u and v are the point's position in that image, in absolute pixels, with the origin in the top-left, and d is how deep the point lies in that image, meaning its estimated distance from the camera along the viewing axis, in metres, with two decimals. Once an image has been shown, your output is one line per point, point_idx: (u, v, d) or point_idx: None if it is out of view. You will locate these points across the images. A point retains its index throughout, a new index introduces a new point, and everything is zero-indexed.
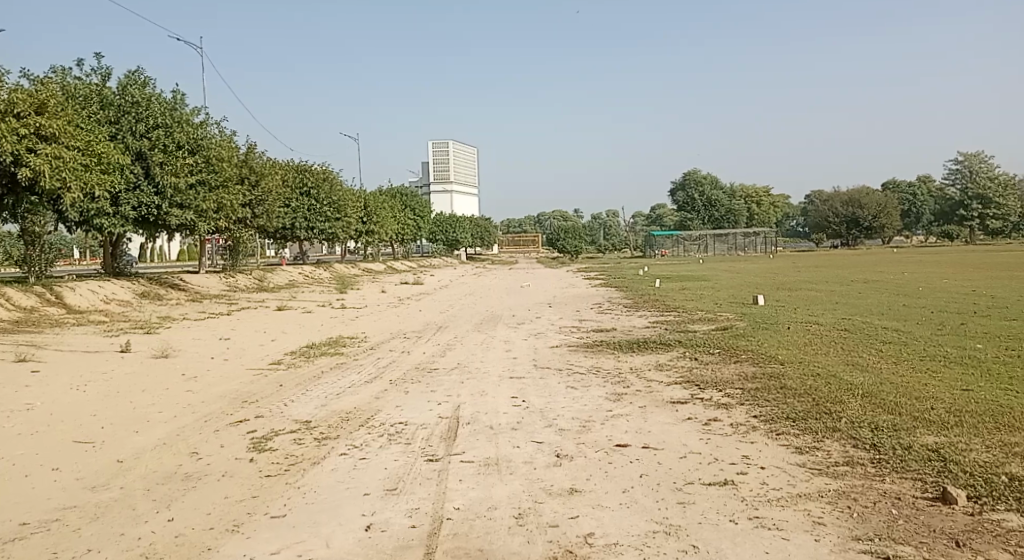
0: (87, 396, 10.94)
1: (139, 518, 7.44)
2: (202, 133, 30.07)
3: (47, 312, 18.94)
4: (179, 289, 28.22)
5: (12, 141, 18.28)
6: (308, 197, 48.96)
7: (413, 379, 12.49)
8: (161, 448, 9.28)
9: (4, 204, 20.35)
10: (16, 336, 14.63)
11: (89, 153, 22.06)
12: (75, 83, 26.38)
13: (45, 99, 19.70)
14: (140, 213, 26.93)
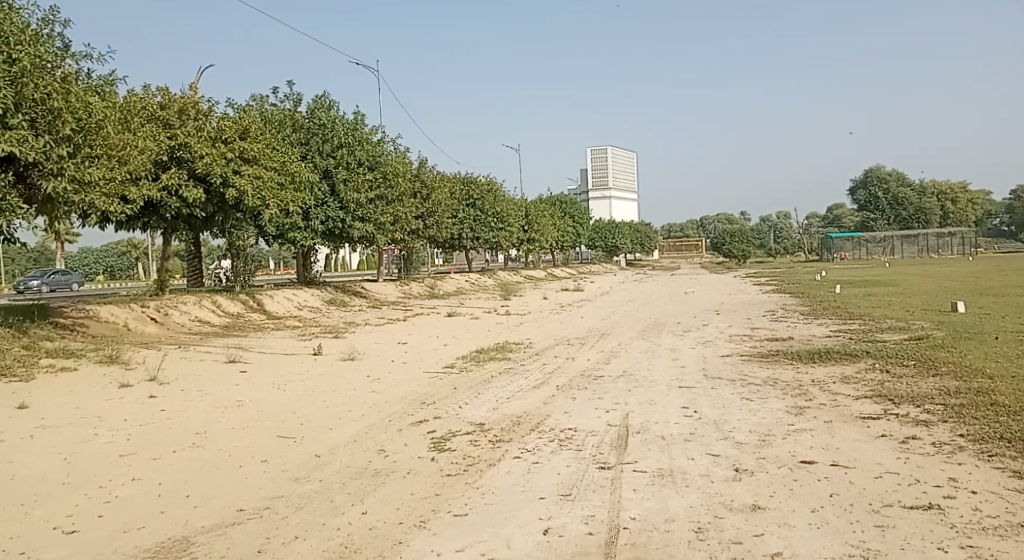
0: (287, 394, 12.00)
1: (337, 509, 8.03)
2: (380, 150, 32.00)
3: (250, 317, 21.00)
4: (360, 297, 30.23)
5: (221, 164, 20.50)
6: (473, 207, 50.68)
7: (580, 386, 12.52)
8: (351, 445, 9.96)
9: (215, 224, 22.19)
10: (226, 338, 16.33)
11: (284, 172, 24.19)
12: (271, 110, 29.11)
13: (247, 125, 21.98)
14: (327, 226, 29.31)
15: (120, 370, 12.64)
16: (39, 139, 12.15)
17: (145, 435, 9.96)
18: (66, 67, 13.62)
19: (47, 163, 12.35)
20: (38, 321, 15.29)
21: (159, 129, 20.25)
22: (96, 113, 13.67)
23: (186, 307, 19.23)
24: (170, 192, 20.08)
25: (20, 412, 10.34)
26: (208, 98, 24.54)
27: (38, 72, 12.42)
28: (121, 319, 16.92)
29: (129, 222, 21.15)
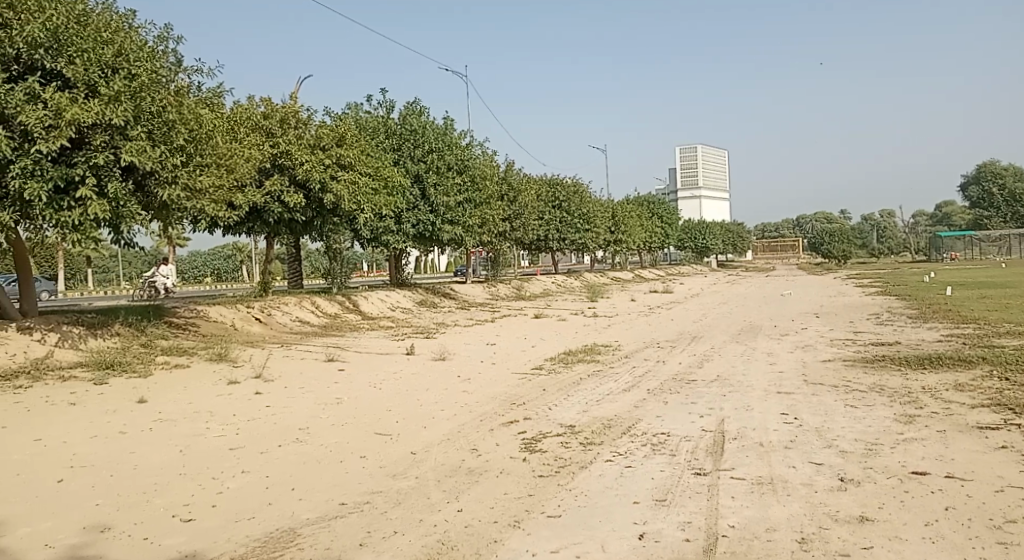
0: (382, 392, 12.35)
1: (433, 506, 8.19)
2: (469, 154, 32.50)
3: (346, 318, 21.75)
4: (450, 298, 30.76)
5: (320, 170, 21.36)
6: (560, 209, 50.70)
7: (673, 390, 12.32)
8: (445, 444, 10.15)
9: (314, 228, 23.09)
10: (324, 338, 16.98)
11: (378, 177, 24.93)
12: (365, 117, 30.08)
13: (343, 133, 22.80)
14: (418, 230, 30.00)
15: (229, 367, 13.36)
16: (157, 148, 12.96)
17: (251, 429, 10.47)
18: (180, 81, 14.49)
19: (162, 172, 13.15)
20: (154, 321, 16.35)
21: (263, 138, 21.24)
22: (206, 125, 14.47)
23: (287, 307, 20.10)
24: (273, 198, 21.07)
25: (140, 405, 11.07)
26: (306, 108, 25.57)
27: (155, 86, 13.26)
28: (229, 319, 17.87)
29: (235, 227, 22.30)
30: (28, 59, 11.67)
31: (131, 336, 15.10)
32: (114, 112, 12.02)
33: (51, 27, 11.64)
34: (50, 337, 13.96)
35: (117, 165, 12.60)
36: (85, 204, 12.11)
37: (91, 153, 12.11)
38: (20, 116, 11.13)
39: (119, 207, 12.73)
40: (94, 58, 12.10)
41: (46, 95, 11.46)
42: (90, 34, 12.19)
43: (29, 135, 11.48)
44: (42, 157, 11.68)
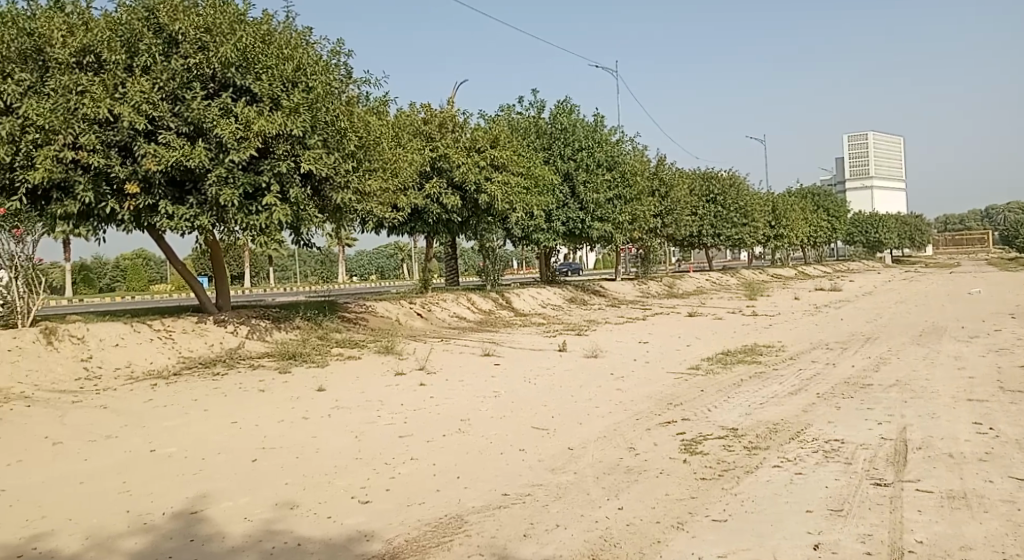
0: (538, 388, 12.54)
1: (594, 502, 8.21)
2: (619, 150, 32.29)
3: (500, 314, 22.35)
4: (600, 296, 30.70)
5: (475, 172, 22.09)
6: (714, 204, 49.09)
7: (844, 394, 11.57)
8: (602, 441, 10.14)
9: (469, 227, 23.90)
10: (480, 333, 17.54)
11: (530, 176, 25.37)
12: (517, 118, 30.70)
13: (497, 134, 23.42)
14: (568, 227, 30.20)
15: (395, 359, 14.13)
16: (331, 155, 13.98)
17: (417, 419, 11.01)
18: (350, 91, 15.50)
19: (336, 177, 14.14)
20: (328, 315, 17.64)
21: (423, 143, 22.27)
22: (373, 131, 15.40)
23: (445, 303, 20.95)
24: (432, 199, 22.05)
25: (318, 393, 11.97)
26: (462, 111, 26.50)
27: (329, 97, 14.31)
28: (393, 314, 18.91)
29: (397, 227, 23.53)
30: (222, 77, 12.91)
31: (308, 330, 16.37)
32: (294, 122, 13.08)
33: (241, 47, 12.82)
34: (241, 328, 15.53)
35: (297, 172, 13.67)
36: (270, 209, 13.31)
37: (274, 161, 13.23)
38: (217, 129, 12.34)
39: (299, 211, 13.85)
40: (276, 74, 13.22)
41: (237, 109, 12.64)
42: (273, 52, 13.32)
43: (223, 146, 12.70)
44: (234, 166, 12.89)
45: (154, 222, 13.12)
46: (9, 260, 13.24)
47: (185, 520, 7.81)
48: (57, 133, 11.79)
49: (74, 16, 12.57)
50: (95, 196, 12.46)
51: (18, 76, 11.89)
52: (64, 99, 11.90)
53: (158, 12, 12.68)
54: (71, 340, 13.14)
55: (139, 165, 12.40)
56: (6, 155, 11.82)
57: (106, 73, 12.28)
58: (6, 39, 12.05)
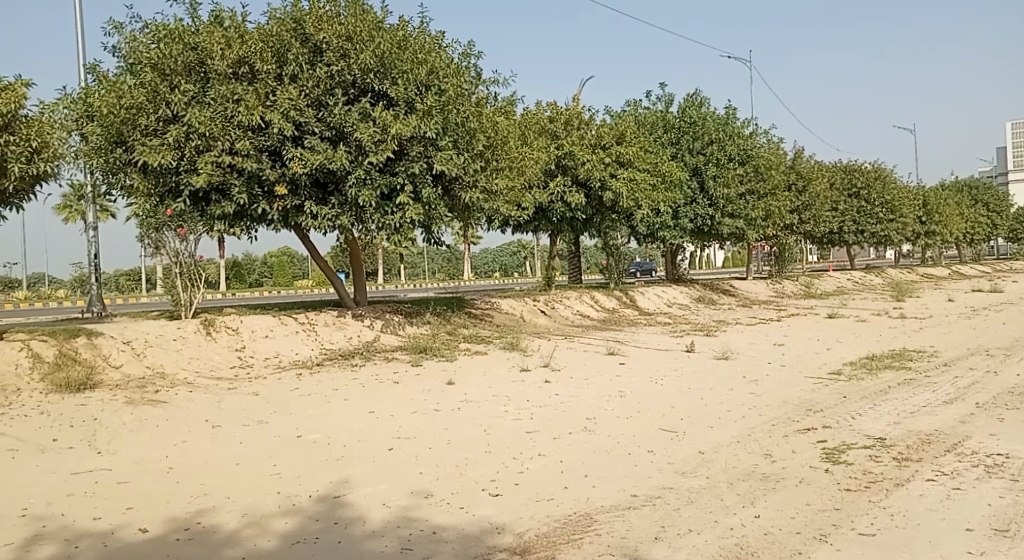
0: (667, 388, 12.29)
1: (728, 509, 7.93)
2: (752, 144, 31.10)
3: (625, 312, 22.14)
4: (729, 295, 29.76)
5: (601, 169, 21.99)
6: (856, 199, 46.16)
7: (1009, 405, 10.57)
8: (736, 446, 9.79)
9: (593, 225, 23.86)
10: (605, 332, 17.43)
11: (656, 173, 24.94)
12: (645, 113, 30.25)
13: (623, 131, 23.17)
14: (696, 224, 29.46)
15: (521, 356, 14.30)
16: (461, 155, 14.34)
17: (544, 415, 11.07)
18: (480, 92, 15.85)
19: (466, 176, 14.48)
20: (456, 311, 18.14)
21: (549, 141, 22.42)
22: (501, 131, 15.67)
23: (569, 301, 21.01)
24: (558, 197, 22.14)
25: (448, 387, 12.31)
26: (588, 108, 26.48)
27: (460, 99, 14.68)
28: (519, 311, 19.17)
29: (522, 225, 23.82)
30: (362, 83, 13.53)
31: (438, 325, 16.90)
32: (427, 124, 13.53)
33: (379, 54, 13.40)
34: (376, 322, 16.25)
35: (429, 172, 14.12)
36: (404, 209, 13.83)
37: (409, 162, 13.75)
38: (357, 133, 12.96)
39: (430, 210, 14.31)
40: (411, 78, 13.69)
41: (375, 113, 13.20)
42: (408, 57, 13.80)
43: (362, 149, 13.31)
44: (372, 168, 13.49)
45: (300, 221, 13.92)
46: (174, 256, 14.47)
47: (329, 503, 8.24)
48: (216, 139, 12.77)
49: (231, 30, 13.46)
50: (248, 197, 13.37)
51: (184, 87, 12.93)
52: (223, 108, 12.85)
53: (304, 23, 13.44)
54: (227, 330, 14.22)
55: (287, 167, 13.23)
56: (173, 159, 12.88)
57: (258, 82, 13.15)
58: (174, 53, 13.08)
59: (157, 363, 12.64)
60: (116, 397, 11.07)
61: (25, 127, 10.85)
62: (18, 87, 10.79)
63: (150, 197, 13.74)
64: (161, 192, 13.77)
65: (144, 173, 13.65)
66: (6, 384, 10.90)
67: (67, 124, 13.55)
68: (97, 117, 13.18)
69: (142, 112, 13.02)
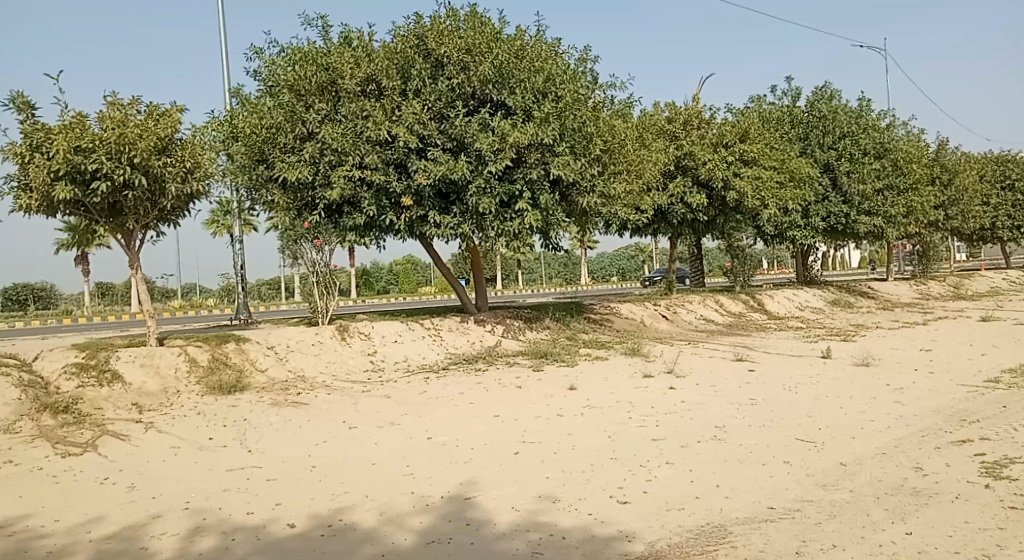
0: (801, 396, 11.75)
1: (875, 524, 7.46)
2: (888, 136, 29.30)
3: (752, 316, 21.40)
4: (866, 297, 28.12)
5: (723, 168, 21.39)
6: (1012, 191, 42.38)
7: None
8: (880, 458, 9.20)
9: (715, 227, 23.34)
10: (732, 337, 16.91)
11: (784, 170, 23.98)
12: (770, 108, 29.20)
13: (747, 128, 22.46)
14: (829, 223, 28.07)
15: (643, 361, 14.11)
16: (578, 160, 14.35)
17: (671, 423, 10.86)
18: (597, 96, 15.86)
19: (583, 182, 14.48)
20: (577, 316, 18.16)
21: (668, 141, 22.08)
22: (618, 134, 15.61)
23: (691, 306, 20.57)
24: (678, 199, 21.79)
25: (571, 392, 12.32)
26: (709, 107, 25.88)
27: (577, 104, 14.71)
28: (640, 316, 18.98)
29: (642, 228, 23.61)
30: (482, 94, 13.83)
31: (559, 330, 16.99)
32: (545, 131, 13.62)
33: (498, 64, 13.64)
34: (497, 328, 16.54)
35: (547, 178, 14.23)
36: (523, 215, 14.01)
37: (527, 169, 13.91)
38: (477, 143, 13.22)
39: (549, 216, 14.40)
40: (528, 86, 13.85)
41: (494, 123, 13.44)
42: (526, 66, 13.95)
43: (482, 158, 13.58)
44: (491, 177, 13.73)
45: (424, 230, 14.37)
46: (311, 266, 15.27)
47: (460, 504, 8.43)
48: (347, 154, 13.42)
49: (359, 50, 14.08)
50: (377, 209, 13.95)
51: (317, 106, 13.66)
52: (353, 124, 13.48)
53: (427, 39, 13.87)
54: (359, 335, 14.88)
55: (412, 179, 13.70)
56: (308, 175, 13.66)
57: (385, 98, 13.71)
58: (309, 75, 13.84)
59: (297, 366, 13.41)
60: (263, 398, 11.85)
61: (180, 149, 11.80)
62: (173, 112, 11.74)
63: (289, 211, 14.61)
64: (298, 206, 14.61)
65: (284, 189, 14.54)
66: (168, 386, 11.93)
67: (216, 145, 14.63)
68: (242, 138, 14.19)
69: (280, 132, 13.89)
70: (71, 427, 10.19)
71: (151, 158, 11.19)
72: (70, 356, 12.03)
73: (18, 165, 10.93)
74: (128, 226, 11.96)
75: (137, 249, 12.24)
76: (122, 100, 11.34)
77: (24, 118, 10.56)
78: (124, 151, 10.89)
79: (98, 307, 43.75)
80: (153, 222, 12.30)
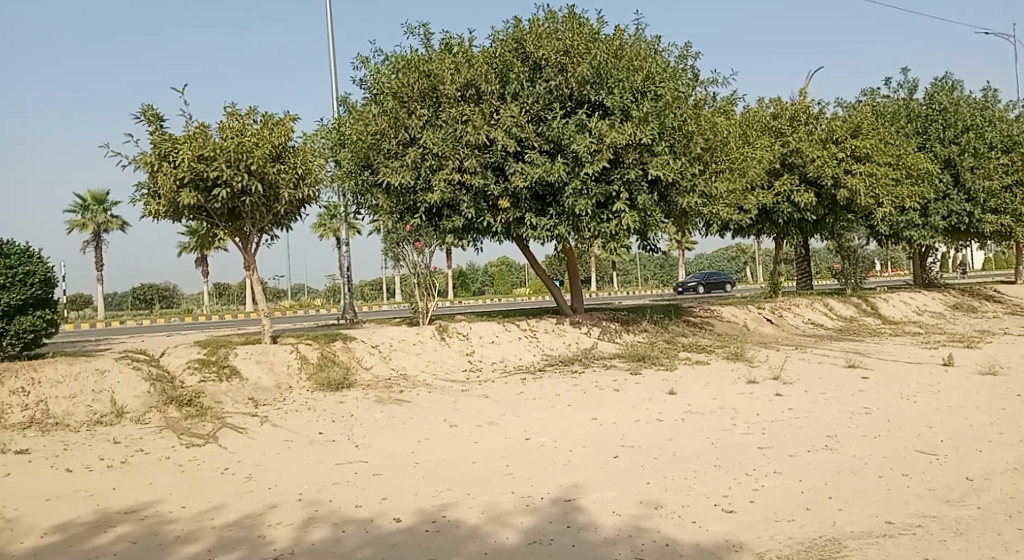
0: (920, 406, 11.08)
1: (1009, 545, 6.91)
2: (1018, 129, 27.32)
3: (865, 321, 20.38)
4: (994, 302, 26.25)
5: (833, 165, 20.50)
6: None
7: None
8: (1012, 475, 8.54)
9: (825, 226, 22.54)
10: (842, 342, 16.16)
11: (900, 166, 22.76)
12: (884, 102, 27.79)
13: (859, 123, 21.46)
14: (950, 222, 26.41)
15: (747, 366, 13.69)
16: (678, 160, 14.09)
17: (778, 431, 10.47)
18: (698, 94, 15.57)
19: (683, 181, 14.21)
20: (676, 319, 17.83)
21: (773, 139, 21.37)
22: (721, 132, 15.29)
23: (798, 309, 19.83)
24: (784, 198, 21.07)
25: (672, 397, 12.09)
26: (818, 102, 24.92)
27: (677, 103, 14.45)
28: (742, 319, 18.46)
29: (745, 228, 22.99)
30: (580, 95, 13.80)
31: (657, 333, 16.74)
32: (643, 131, 13.44)
33: (596, 65, 13.58)
34: (594, 330, 16.46)
35: (645, 179, 14.05)
36: (620, 217, 13.88)
37: (624, 170, 13.78)
38: (574, 144, 13.19)
39: (647, 217, 14.20)
40: (627, 86, 13.71)
41: (591, 124, 13.37)
42: (624, 65, 13.83)
43: (579, 160, 13.53)
44: (588, 178, 13.67)
45: (521, 232, 14.48)
46: (413, 267, 15.75)
47: (561, 506, 8.41)
48: (447, 158, 13.68)
49: (459, 56, 14.33)
50: (475, 211, 14.15)
51: (419, 112, 14.01)
52: (453, 129, 13.74)
53: (525, 42, 13.98)
54: (458, 336, 15.13)
55: (510, 182, 13.81)
56: (409, 179, 14.02)
57: (484, 102, 13.90)
58: (411, 82, 14.20)
59: (399, 365, 13.79)
60: (368, 395, 12.25)
61: (293, 157, 12.34)
62: (286, 121, 12.31)
63: (392, 214, 15.06)
64: (401, 210, 15.04)
65: (387, 193, 14.99)
66: (280, 382, 12.52)
67: (325, 152, 15.25)
68: (349, 144, 14.74)
69: (384, 138, 14.36)
70: (194, 419, 10.87)
71: (266, 165, 11.79)
72: (193, 352, 12.83)
73: (149, 174, 11.75)
74: (245, 230, 12.64)
75: (252, 251, 12.92)
76: (240, 110, 11.98)
77: (154, 130, 11.34)
78: (242, 159, 11.52)
79: (215, 306, 46.55)
80: (268, 227, 12.94)
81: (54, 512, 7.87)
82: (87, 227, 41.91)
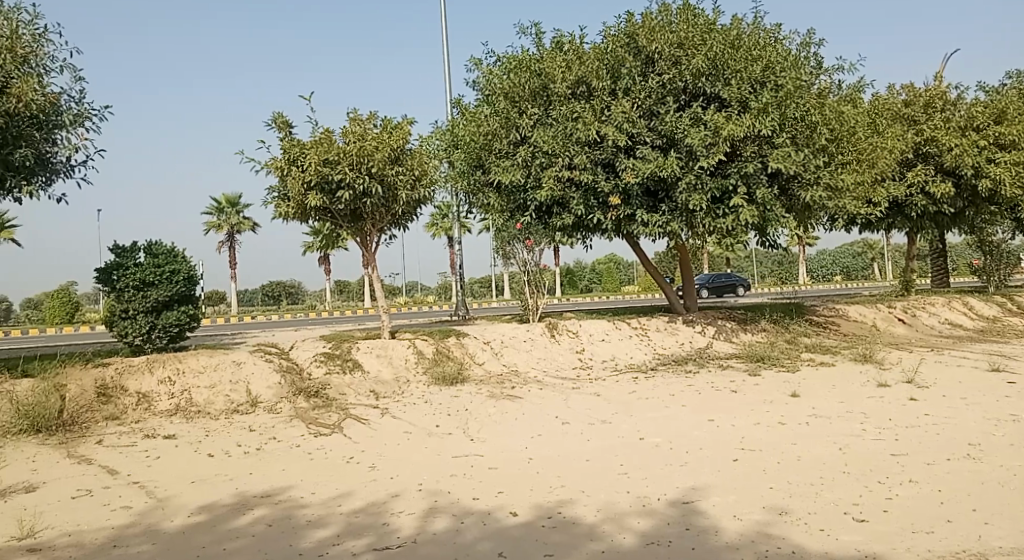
0: None
1: None
2: None
3: (1010, 321, 18.85)
4: None
5: (973, 154, 19.17)
6: None
7: None
8: None
9: (964, 219, 21.19)
10: (984, 344, 15.02)
11: None
12: None
13: (1004, 107, 19.98)
14: None
15: (877, 369, 12.97)
16: (800, 151, 13.54)
17: (912, 437, 9.84)
18: (822, 82, 14.96)
19: (805, 174, 13.66)
20: (796, 318, 17.14)
21: (905, 127, 20.18)
22: (848, 122, 14.66)
23: (934, 308, 18.60)
24: (917, 189, 19.86)
25: (794, 399, 11.63)
26: (955, 87, 23.38)
27: (798, 92, 13.91)
28: (870, 319, 17.54)
29: (873, 223, 21.88)
30: (694, 88, 13.51)
31: (776, 332, 16.16)
32: (762, 122, 12.99)
33: (712, 56, 13.24)
34: (709, 329, 16.08)
35: (764, 172, 13.58)
36: (737, 211, 13.48)
37: (742, 163, 13.37)
38: (688, 138, 12.90)
39: (766, 212, 13.73)
40: (745, 76, 13.29)
41: (707, 116, 13.05)
42: (742, 55, 13.41)
43: (693, 154, 13.25)
44: (703, 172, 13.34)
45: (632, 229, 14.35)
46: (523, 265, 16.16)
47: (679, 508, 8.22)
48: (558, 156, 13.72)
49: (570, 53, 14.33)
50: (585, 208, 14.12)
51: (530, 111, 14.13)
52: (563, 126, 13.76)
53: (637, 36, 13.81)
54: (569, 333, 15.17)
55: (620, 178, 13.68)
56: (520, 177, 14.18)
57: (595, 98, 13.85)
58: (522, 81, 14.35)
59: (511, 361, 13.97)
60: (481, 391, 12.48)
61: (410, 159, 12.74)
62: (404, 124, 12.73)
63: (504, 213, 15.31)
64: (512, 208, 15.26)
65: (499, 192, 15.24)
66: (399, 375, 12.97)
67: (439, 153, 15.69)
68: (462, 145, 15.11)
69: (496, 138, 14.61)
70: (320, 409, 11.44)
71: (385, 167, 12.24)
72: (319, 346, 13.50)
73: (279, 177, 12.47)
74: (365, 230, 13.19)
75: (372, 250, 13.46)
76: (362, 115, 12.48)
77: (284, 137, 12.00)
78: (363, 162, 12.01)
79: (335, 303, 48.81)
80: (387, 227, 13.43)
81: (200, 493, 8.47)
82: (222, 228, 44.89)
